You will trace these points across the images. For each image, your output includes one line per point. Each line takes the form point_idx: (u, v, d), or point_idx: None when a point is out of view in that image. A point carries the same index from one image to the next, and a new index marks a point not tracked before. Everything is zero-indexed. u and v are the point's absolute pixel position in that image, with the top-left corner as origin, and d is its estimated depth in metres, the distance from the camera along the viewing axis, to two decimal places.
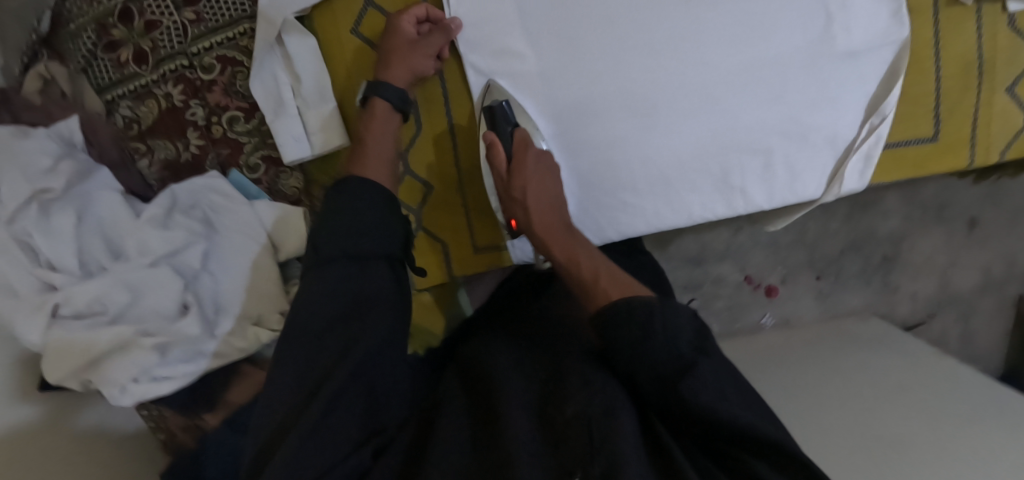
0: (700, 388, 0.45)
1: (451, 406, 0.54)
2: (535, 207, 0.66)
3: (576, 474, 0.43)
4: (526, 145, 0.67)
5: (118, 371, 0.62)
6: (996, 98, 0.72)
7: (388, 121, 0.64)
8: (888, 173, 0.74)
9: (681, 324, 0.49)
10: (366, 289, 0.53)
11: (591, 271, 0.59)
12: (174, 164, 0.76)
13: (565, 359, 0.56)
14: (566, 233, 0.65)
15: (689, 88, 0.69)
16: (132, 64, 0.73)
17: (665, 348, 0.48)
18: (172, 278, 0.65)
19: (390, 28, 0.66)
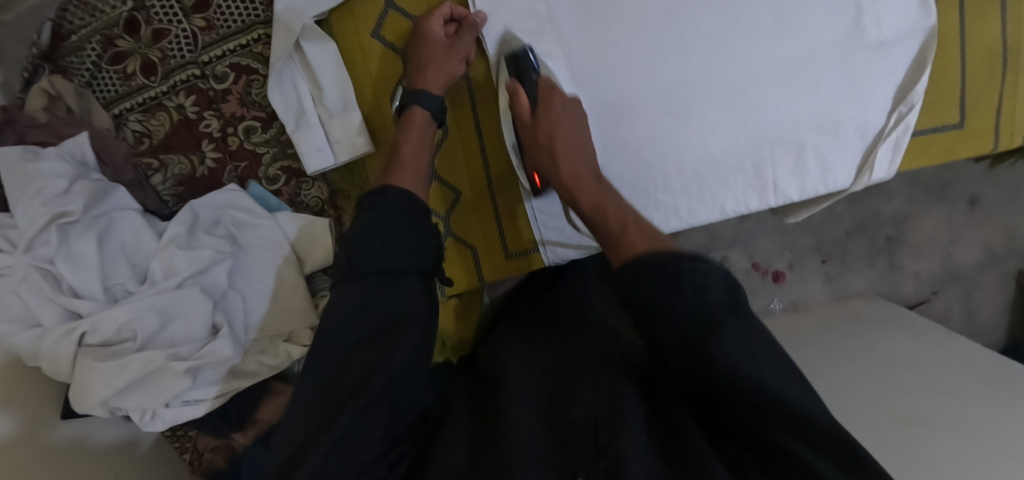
0: (727, 355, 0.42)
1: (462, 409, 0.53)
2: (563, 156, 0.63)
3: (578, 474, 0.43)
4: (551, 91, 0.64)
5: (150, 397, 0.61)
6: (1021, 85, 0.72)
7: (424, 130, 0.64)
8: (911, 162, 0.75)
9: (710, 278, 0.46)
10: (401, 305, 0.51)
11: (619, 227, 0.56)
12: (190, 179, 0.73)
13: (577, 360, 0.55)
14: (592, 180, 0.62)
15: (722, 83, 0.68)
16: (140, 76, 0.70)
17: (688, 308, 0.45)
18: (202, 302, 0.62)
19: (418, 31, 0.65)
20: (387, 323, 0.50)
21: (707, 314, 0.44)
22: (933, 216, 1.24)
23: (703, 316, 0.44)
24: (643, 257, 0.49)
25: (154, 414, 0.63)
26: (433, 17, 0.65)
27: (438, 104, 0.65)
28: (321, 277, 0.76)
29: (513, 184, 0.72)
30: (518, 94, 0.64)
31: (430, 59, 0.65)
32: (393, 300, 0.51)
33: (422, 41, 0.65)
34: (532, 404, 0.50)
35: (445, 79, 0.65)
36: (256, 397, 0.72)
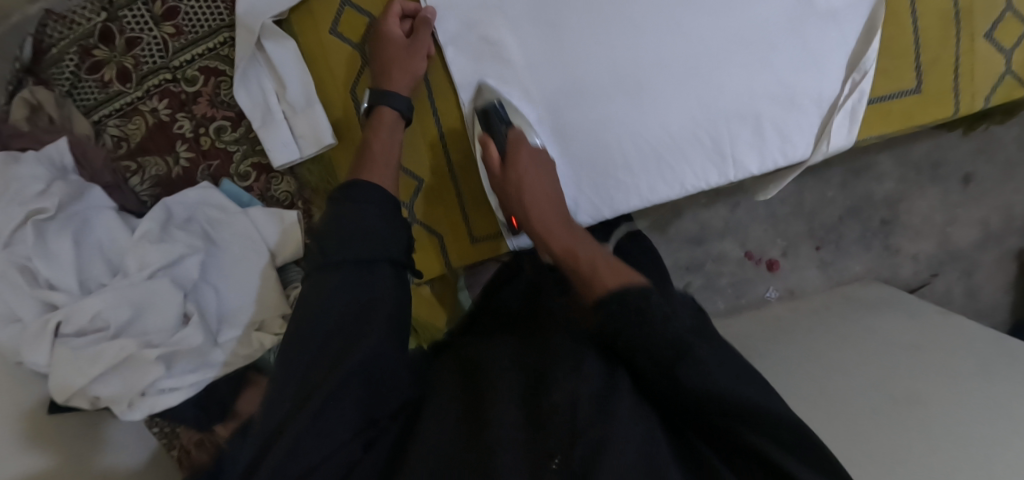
0: (692, 374, 0.44)
1: (439, 393, 0.52)
2: (533, 206, 0.66)
3: (556, 456, 0.42)
4: (520, 142, 0.67)
5: (126, 387, 0.64)
6: (976, 44, 0.72)
7: (393, 129, 0.65)
8: (874, 128, 0.74)
9: (671, 306, 0.50)
10: (364, 304, 0.51)
11: (589, 263, 0.59)
12: (167, 179, 0.76)
13: (556, 341, 0.54)
14: (561, 227, 0.65)
15: (676, 60, 0.69)
16: (116, 83, 0.73)
17: (660, 335, 0.47)
18: (171, 291, 0.65)
19: (376, 33, 0.68)
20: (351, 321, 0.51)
21: (679, 336, 0.46)
22: (929, 196, 1.29)
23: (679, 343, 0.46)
24: (617, 297, 0.51)
25: (131, 404, 0.65)
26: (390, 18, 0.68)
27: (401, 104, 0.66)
28: (294, 268, 0.78)
29: (476, 170, 0.73)
30: (490, 146, 0.68)
31: (393, 61, 0.67)
32: (354, 294, 0.51)
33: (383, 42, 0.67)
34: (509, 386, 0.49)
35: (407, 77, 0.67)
36: (234, 389, 0.72)
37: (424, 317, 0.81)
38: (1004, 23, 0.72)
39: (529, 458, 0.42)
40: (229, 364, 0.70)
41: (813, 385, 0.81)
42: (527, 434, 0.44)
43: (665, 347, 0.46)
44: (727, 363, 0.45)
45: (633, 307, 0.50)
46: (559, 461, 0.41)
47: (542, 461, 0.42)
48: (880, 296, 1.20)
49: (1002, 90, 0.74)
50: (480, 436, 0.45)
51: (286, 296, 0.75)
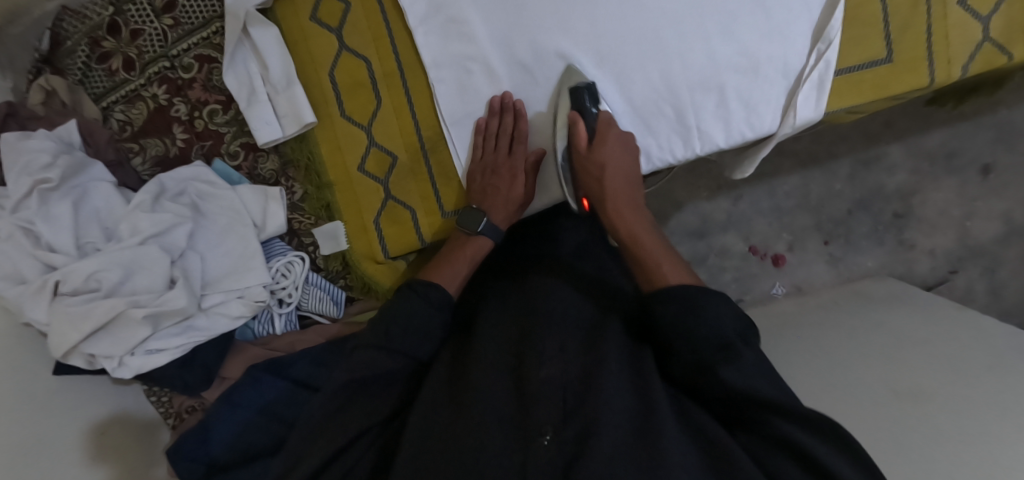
0: (731, 372, 0.53)
1: (441, 374, 0.63)
2: (613, 187, 0.69)
3: (546, 434, 0.51)
4: (610, 126, 0.70)
5: (115, 345, 0.70)
6: (949, 10, 0.68)
7: (480, 259, 0.73)
8: (846, 99, 0.70)
9: (727, 312, 0.56)
10: (421, 347, 0.65)
11: (656, 252, 0.65)
12: (165, 159, 0.82)
13: (538, 321, 0.62)
14: (632, 212, 0.69)
15: (637, 35, 0.71)
16: (121, 72, 0.80)
17: (710, 334, 0.56)
18: (158, 256, 0.71)
19: (479, 143, 0.75)
20: (397, 356, 0.63)
21: (726, 337, 0.55)
22: (945, 189, 1.35)
23: (729, 345, 0.55)
24: (675, 291, 0.59)
25: (122, 362, 0.71)
26: (507, 153, 0.74)
27: (496, 232, 0.74)
28: (277, 242, 0.82)
29: (448, 146, 0.76)
30: (579, 123, 0.69)
31: (495, 180, 0.74)
32: (420, 340, 0.64)
33: (500, 178, 0.74)
34: (501, 377, 0.59)
35: (515, 213, 0.76)
36: (219, 354, 0.78)
37: (383, 284, 0.81)
38: None
39: (524, 437, 0.52)
40: (213, 330, 0.76)
41: (816, 384, 0.83)
42: (519, 417, 0.55)
43: (704, 346, 0.56)
44: (760, 368, 0.54)
45: (684, 302, 0.58)
46: (549, 440, 0.51)
47: (525, 439, 0.52)
48: (890, 291, 1.22)
49: (980, 58, 0.69)
50: (480, 422, 0.54)
51: (267, 265, 0.78)
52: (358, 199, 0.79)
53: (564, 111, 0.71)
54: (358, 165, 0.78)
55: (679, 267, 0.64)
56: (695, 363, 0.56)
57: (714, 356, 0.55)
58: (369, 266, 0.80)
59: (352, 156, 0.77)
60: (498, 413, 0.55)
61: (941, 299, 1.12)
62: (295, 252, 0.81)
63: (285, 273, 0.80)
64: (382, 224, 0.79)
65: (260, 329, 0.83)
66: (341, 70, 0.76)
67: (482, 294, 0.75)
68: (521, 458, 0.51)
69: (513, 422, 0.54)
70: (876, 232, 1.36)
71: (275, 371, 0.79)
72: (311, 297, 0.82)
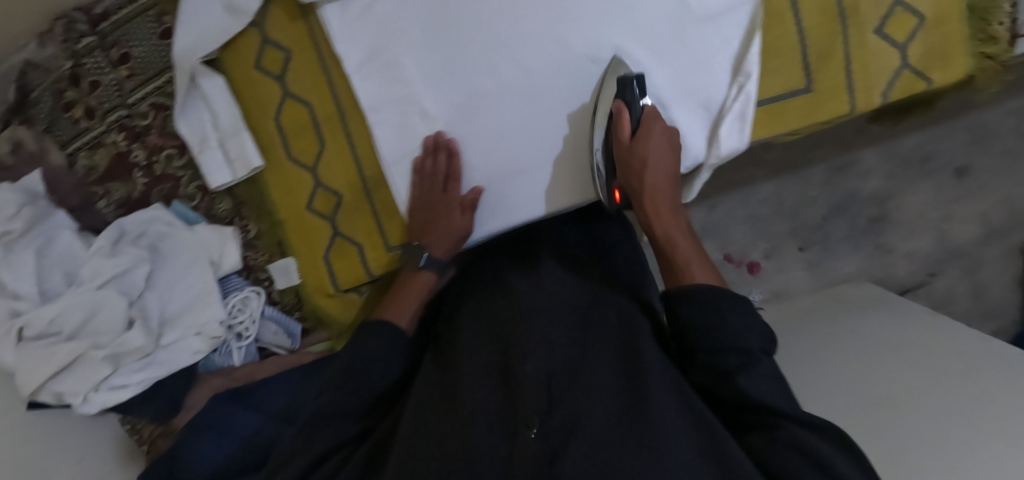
0: (748, 379, 0.56)
1: (428, 382, 0.66)
2: (653, 180, 0.67)
3: (531, 424, 0.54)
4: (654, 119, 0.69)
5: (80, 384, 0.74)
6: (866, 39, 0.70)
7: (426, 295, 0.76)
8: (770, 129, 0.73)
9: (753, 328, 0.58)
10: (376, 383, 0.68)
11: (687, 253, 0.65)
12: (128, 201, 0.86)
13: (522, 321, 0.65)
14: (669, 207, 0.67)
15: (563, 72, 0.73)
16: (83, 121, 0.84)
17: (734, 343, 0.57)
18: (116, 299, 0.75)
19: (419, 179, 0.77)
20: (360, 394, 0.67)
21: (748, 347, 0.57)
22: (921, 192, 1.35)
23: (748, 354, 0.57)
24: (698, 292, 0.60)
25: (86, 398, 0.75)
26: (443, 192, 0.76)
27: (439, 264, 0.77)
28: (235, 277, 0.86)
29: (387, 184, 0.79)
30: (624, 114, 0.69)
31: (432, 216, 0.76)
32: (381, 374, 0.69)
33: (437, 216, 0.76)
34: (486, 374, 0.63)
35: (456, 246, 0.77)
36: (182, 385, 0.82)
37: (334, 315, 0.85)
38: (896, 15, 0.70)
39: (510, 430, 0.55)
40: (172, 365, 0.79)
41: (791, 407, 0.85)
42: (507, 412, 0.58)
43: (725, 353, 0.58)
44: (774, 380, 0.57)
45: (705, 301, 0.60)
46: (535, 433, 0.53)
47: (513, 430, 0.55)
48: (867, 296, 1.21)
49: (900, 85, 0.71)
50: (469, 417, 0.58)
51: (223, 301, 0.83)
52: (308, 235, 0.82)
53: (608, 99, 0.70)
54: (307, 204, 0.81)
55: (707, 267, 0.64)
56: (710, 368, 0.60)
57: (733, 364, 0.57)
58: (320, 299, 0.84)
59: (301, 195, 0.81)
60: (484, 408, 0.59)
61: (914, 304, 1.11)
62: (251, 287, 0.85)
63: (241, 308, 0.84)
64: (332, 259, 0.83)
65: (220, 360, 0.86)
66: (286, 116, 0.79)
67: (462, 297, 0.77)
68: (507, 449, 0.53)
69: (501, 418, 0.57)
70: (852, 237, 1.36)
71: (237, 399, 0.83)
72: (268, 331, 0.86)
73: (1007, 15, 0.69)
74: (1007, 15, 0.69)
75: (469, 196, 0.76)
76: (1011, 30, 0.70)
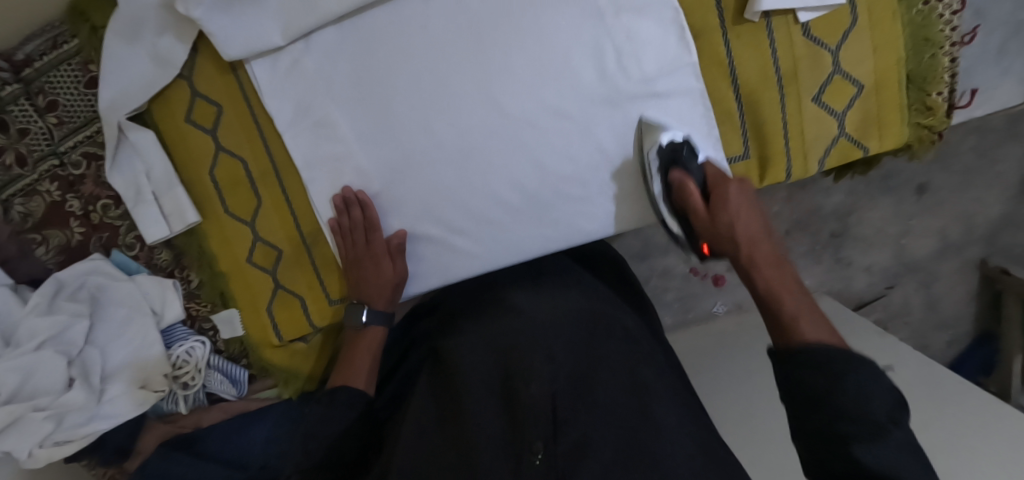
0: (870, 454, 0.44)
1: (427, 406, 0.67)
2: (744, 230, 0.61)
3: (539, 447, 0.55)
4: (723, 179, 0.66)
5: (22, 444, 0.72)
6: (803, 106, 0.70)
7: (379, 348, 0.76)
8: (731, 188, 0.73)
9: (879, 388, 0.46)
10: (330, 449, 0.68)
11: (795, 304, 0.55)
12: (68, 248, 0.84)
13: (523, 342, 0.66)
14: (770, 260, 0.60)
15: (496, 136, 0.72)
16: (16, 167, 0.79)
17: (856, 408, 0.45)
18: (56, 359, 0.75)
19: (341, 234, 0.76)
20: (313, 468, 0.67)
21: (876, 417, 0.45)
22: (880, 207, 1.31)
23: (878, 424, 0.45)
24: (806, 347, 0.50)
25: (30, 454, 0.74)
26: (366, 244, 0.75)
27: (382, 316, 0.77)
28: (179, 327, 0.86)
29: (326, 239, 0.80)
30: (688, 182, 0.66)
31: (364, 271, 0.75)
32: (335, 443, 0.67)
33: (366, 268, 0.75)
34: (486, 394, 0.63)
35: (395, 294, 0.77)
36: (130, 432, 0.84)
37: (285, 367, 0.87)
38: (834, 83, 0.69)
39: (514, 452, 0.57)
40: (121, 416, 0.79)
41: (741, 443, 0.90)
42: (511, 435, 0.59)
43: (841, 419, 0.46)
44: (906, 455, 0.44)
45: (824, 361, 0.48)
46: (541, 459, 0.55)
47: (519, 453, 0.56)
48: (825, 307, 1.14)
49: (837, 151, 0.72)
50: (473, 440, 0.59)
51: (168, 355, 0.83)
52: (249, 287, 0.82)
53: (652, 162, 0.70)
54: (247, 257, 0.81)
55: (822, 321, 0.54)
56: (813, 432, 0.48)
57: (856, 431, 0.45)
58: (266, 351, 0.85)
59: (240, 249, 0.80)
60: (488, 431, 0.59)
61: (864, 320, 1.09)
62: (196, 337, 0.85)
63: (186, 358, 0.84)
64: (274, 311, 0.83)
65: (169, 407, 0.87)
66: (219, 170, 0.78)
67: (461, 315, 0.78)
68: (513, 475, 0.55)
69: (505, 440, 0.59)
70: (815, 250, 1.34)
71: (183, 446, 0.85)
72: (214, 380, 0.87)
73: (945, 85, 0.71)
74: (946, 85, 0.71)
75: (393, 240, 0.75)
76: (948, 101, 0.72)
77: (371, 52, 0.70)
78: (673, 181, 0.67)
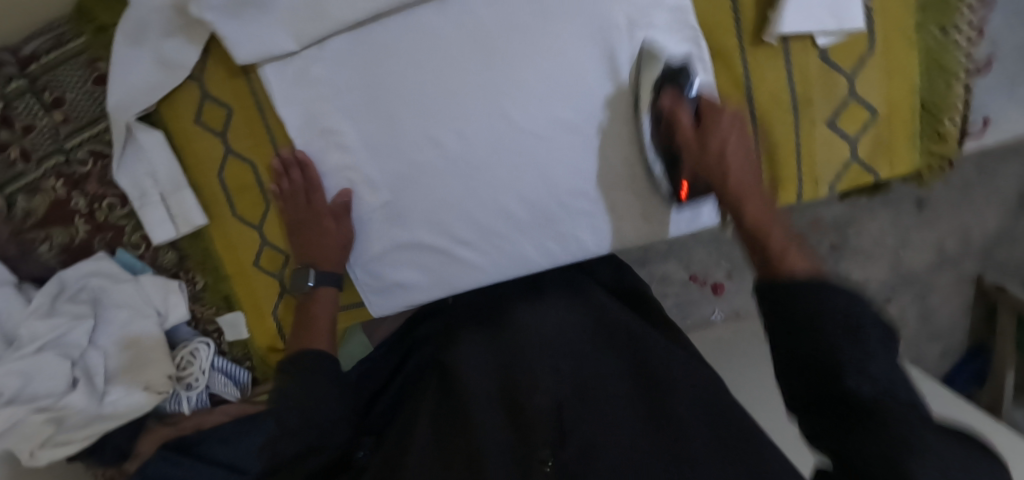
0: (853, 371, 0.46)
1: (428, 417, 0.66)
2: (733, 163, 0.64)
3: (548, 453, 0.56)
4: (713, 108, 0.66)
5: (23, 445, 0.73)
6: (815, 130, 0.69)
7: (332, 307, 0.77)
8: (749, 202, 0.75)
9: (858, 302, 0.49)
10: (326, 408, 0.67)
11: (780, 239, 0.59)
12: (71, 247, 0.83)
13: (525, 359, 0.68)
14: (755, 191, 0.63)
15: (506, 150, 0.72)
16: (19, 163, 0.79)
17: (838, 322, 0.48)
18: (59, 361, 0.75)
19: (281, 196, 0.75)
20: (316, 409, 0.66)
21: (858, 327, 0.48)
22: (880, 220, 1.32)
23: (854, 328, 0.48)
24: (797, 279, 0.52)
25: (31, 454, 0.74)
26: (308, 206, 0.75)
27: (334, 279, 0.77)
28: (183, 327, 0.86)
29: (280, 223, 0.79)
30: (681, 109, 0.66)
31: (306, 238, 0.76)
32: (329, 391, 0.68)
33: (308, 230, 0.75)
34: (491, 409, 0.64)
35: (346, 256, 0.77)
36: (129, 435, 0.84)
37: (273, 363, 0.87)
38: (850, 107, 0.69)
39: (522, 460, 0.56)
40: (122, 417, 0.78)
41: None
42: (517, 443, 0.59)
43: (829, 333, 0.48)
44: (891, 371, 0.47)
45: (808, 291, 0.51)
46: (551, 465, 0.54)
47: (528, 459, 0.56)
48: None
49: (848, 176, 0.72)
50: (480, 447, 0.58)
51: (171, 356, 0.82)
52: (254, 291, 0.82)
53: (650, 88, 0.68)
54: (252, 262, 0.80)
55: (800, 246, 0.59)
56: (798, 355, 0.50)
57: (835, 336, 0.48)
58: (267, 353, 0.86)
59: (246, 253, 0.80)
60: (495, 440, 0.59)
61: None
62: (200, 338, 0.85)
63: (190, 360, 0.84)
64: (279, 315, 0.83)
65: (171, 407, 0.87)
66: (227, 174, 0.77)
67: (460, 326, 0.80)
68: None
69: (511, 448, 0.58)
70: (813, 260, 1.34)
71: (184, 450, 0.83)
72: (217, 382, 0.87)
73: (958, 113, 0.72)
74: (958, 113, 0.72)
75: (339, 199, 0.75)
76: (959, 129, 0.72)
77: (382, 61, 0.70)
78: (665, 107, 0.67)
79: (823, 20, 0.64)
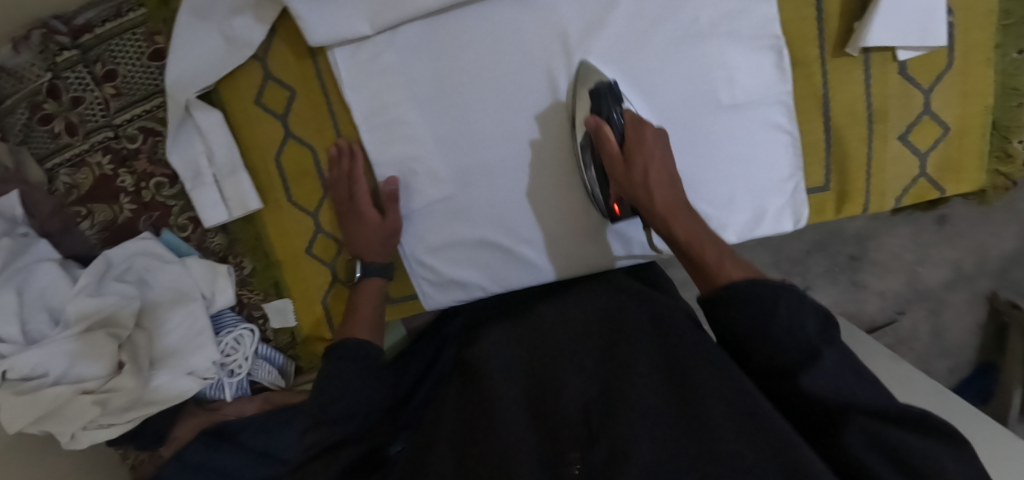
0: (812, 376, 0.50)
1: (447, 414, 0.60)
2: (658, 184, 0.62)
3: (577, 453, 0.50)
4: (639, 126, 0.64)
5: (65, 426, 0.71)
6: (888, 145, 0.72)
7: (381, 295, 0.74)
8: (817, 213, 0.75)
9: (806, 309, 0.53)
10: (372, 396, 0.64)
11: (716, 254, 0.59)
12: (113, 225, 0.80)
13: (553, 357, 0.62)
14: (683, 208, 0.62)
15: (567, 150, 0.72)
16: (65, 135, 0.76)
17: (788, 337, 0.52)
18: (107, 341, 0.72)
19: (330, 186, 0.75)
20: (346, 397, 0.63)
21: (807, 337, 0.52)
22: (899, 236, 1.30)
23: (811, 346, 0.51)
24: (736, 289, 0.55)
25: (73, 435, 0.73)
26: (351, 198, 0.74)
27: (382, 269, 0.75)
28: (228, 312, 0.84)
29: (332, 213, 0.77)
30: (604, 128, 0.64)
31: (355, 229, 0.74)
32: (368, 382, 0.64)
33: (353, 220, 0.74)
34: (515, 406, 0.57)
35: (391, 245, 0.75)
36: (168, 418, 0.81)
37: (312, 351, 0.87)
38: (923, 124, 0.71)
39: (549, 462, 0.50)
40: (165, 402, 0.76)
41: None
42: (543, 443, 0.53)
43: (784, 349, 0.52)
44: (848, 368, 0.51)
45: (755, 299, 0.54)
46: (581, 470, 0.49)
47: (556, 459, 0.50)
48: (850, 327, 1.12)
49: (915, 191, 0.74)
50: (505, 445, 0.52)
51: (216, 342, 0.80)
52: (305, 278, 0.81)
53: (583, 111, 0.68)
54: (305, 249, 0.79)
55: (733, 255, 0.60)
56: (771, 370, 0.54)
57: (793, 360, 0.52)
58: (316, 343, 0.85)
59: (299, 240, 0.79)
60: (521, 438, 0.53)
61: None
62: (245, 325, 0.83)
63: (234, 346, 0.82)
64: (329, 302, 0.82)
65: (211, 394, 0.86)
66: (286, 157, 0.76)
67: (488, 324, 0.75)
68: None
69: (537, 448, 0.52)
70: (832, 271, 1.34)
71: (225, 436, 0.83)
72: (261, 369, 0.86)
73: None
74: None
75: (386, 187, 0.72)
76: None
77: (454, 51, 0.68)
78: (590, 126, 0.65)
79: (906, 35, 0.65)
